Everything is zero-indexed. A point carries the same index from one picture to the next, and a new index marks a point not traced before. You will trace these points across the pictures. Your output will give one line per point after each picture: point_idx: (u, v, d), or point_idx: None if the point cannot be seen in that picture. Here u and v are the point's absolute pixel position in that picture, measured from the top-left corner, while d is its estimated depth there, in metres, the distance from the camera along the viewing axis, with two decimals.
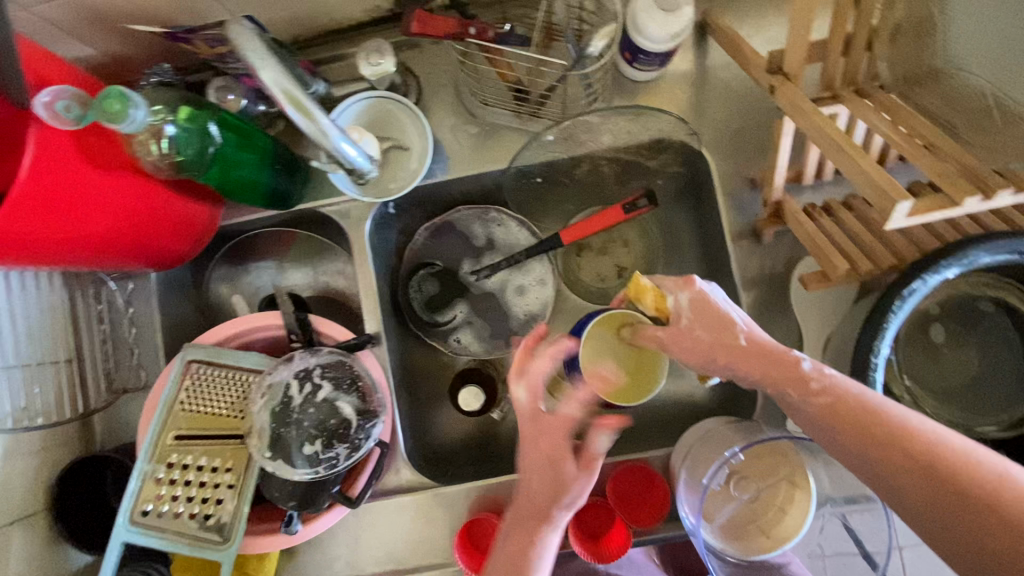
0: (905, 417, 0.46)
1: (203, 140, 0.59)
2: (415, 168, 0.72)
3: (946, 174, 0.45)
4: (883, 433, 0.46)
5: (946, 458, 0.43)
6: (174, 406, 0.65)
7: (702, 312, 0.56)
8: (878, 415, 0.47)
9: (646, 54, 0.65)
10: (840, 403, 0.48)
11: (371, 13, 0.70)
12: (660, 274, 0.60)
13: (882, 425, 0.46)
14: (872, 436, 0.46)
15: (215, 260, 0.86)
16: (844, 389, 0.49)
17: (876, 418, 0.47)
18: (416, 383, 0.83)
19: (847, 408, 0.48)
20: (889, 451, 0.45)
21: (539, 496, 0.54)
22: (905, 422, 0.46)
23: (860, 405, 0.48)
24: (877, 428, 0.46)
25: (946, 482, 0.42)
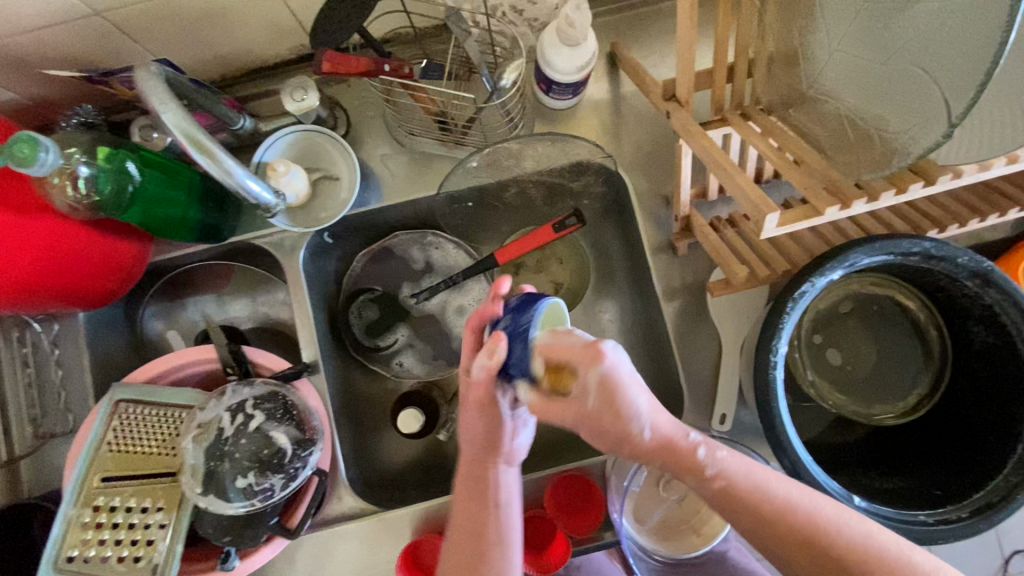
0: (811, 511, 0.46)
1: (121, 179, 0.59)
2: (345, 198, 0.74)
3: (814, 187, 0.50)
4: (790, 531, 0.46)
5: (850, 551, 0.45)
6: (100, 446, 0.64)
7: (611, 398, 0.43)
8: (774, 504, 0.46)
9: (558, 85, 0.69)
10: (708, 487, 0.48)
11: (296, 51, 0.73)
12: (554, 344, 0.43)
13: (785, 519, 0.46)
14: (761, 527, 0.47)
15: (148, 296, 0.84)
16: (736, 475, 0.47)
17: (788, 520, 0.46)
18: (360, 409, 0.83)
19: (768, 515, 0.46)
20: (775, 530, 0.46)
21: (470, 506, 0.55)
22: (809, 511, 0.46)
23: (748, 491, 0.47)
24: (777, 522, 0.46)
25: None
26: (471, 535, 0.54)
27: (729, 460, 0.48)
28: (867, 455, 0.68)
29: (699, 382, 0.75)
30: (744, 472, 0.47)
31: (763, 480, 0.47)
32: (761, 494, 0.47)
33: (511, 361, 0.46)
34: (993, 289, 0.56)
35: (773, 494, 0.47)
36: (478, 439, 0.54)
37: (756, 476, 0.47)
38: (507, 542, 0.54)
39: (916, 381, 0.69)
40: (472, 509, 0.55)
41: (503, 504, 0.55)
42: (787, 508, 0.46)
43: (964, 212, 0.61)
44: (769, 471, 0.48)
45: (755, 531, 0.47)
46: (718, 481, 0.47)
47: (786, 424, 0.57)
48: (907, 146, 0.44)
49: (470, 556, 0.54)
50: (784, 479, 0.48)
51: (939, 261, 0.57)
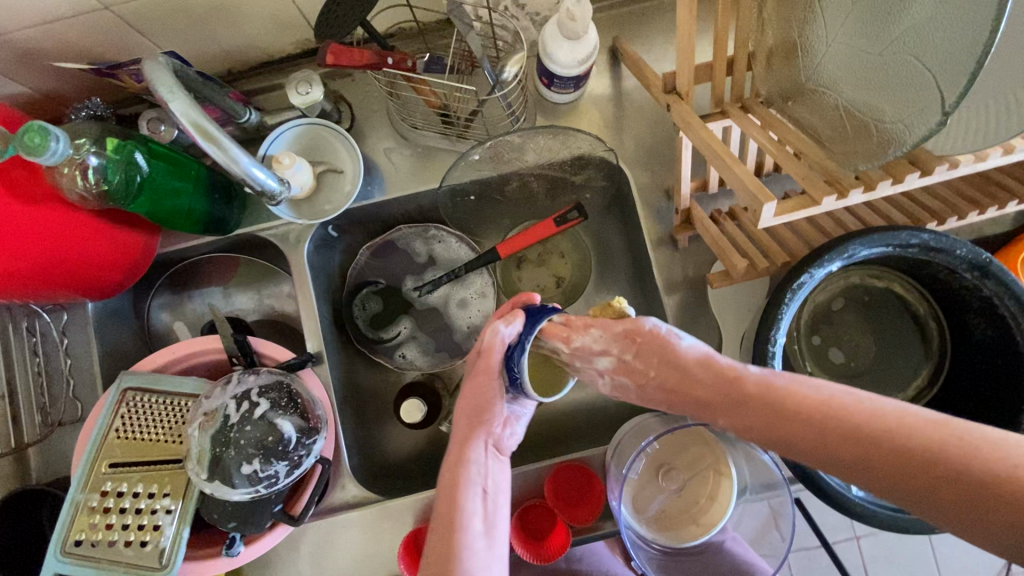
0: (888, 414, 0.41)
1: (130, 170, 0.60)
2: (349, 190, 0.75)
3: (812, 177, 0.51)
4: (843, 429, 0.42)
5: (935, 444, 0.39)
6: (109, 433, 0.65)
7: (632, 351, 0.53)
8: (835, 407, 0.43)
9: (560, 78, 0.70)
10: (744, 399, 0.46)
11: (301, 45, 0.74)
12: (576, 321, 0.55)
13: (841, 418, 0.42)
14: (816, 430, 0.43)
15: (156, 287, 0.86)
16: (800, 390, 0.44)
17: (844, 418, 0.42)
18: (363, 400, 0.84)
19: (839, 421, 0.42)
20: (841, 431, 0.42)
21: (450, 492, 0.51)
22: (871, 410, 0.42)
23: (772, 392, 0.45)
24: (835, 424, 0.42)
25: (956, 483, 0.38)
26: (448, 524, 0.49)
27: (746, 363, 0.48)
28: None
29: None
30: (765, 375, 0.46)
31: (792, 379, 0.45)
32: (798, 390, 0.44)
33: (519, 332, 0.53)
34: (991, 281, 0.56)
35: (816, 395, 0.44)
36: (473, 409, 0.55)
37: (774, 377, 0.46)
38: (489, 534, 0.49)
39: (915, 375, 0.69)
40: (455, 491, 0.51)
41: (489, 492, 0.52)
42: (836, 403, 0.43)
43: (964, 205, 0.62)
44: (795, 376, 0.46)
45: (805, 433, 0.44)
46: (757, 389, 0.46)
47: None
48: (901, 136, 0.45)
49: (442, 547, 0.48)
50: (822, 382, 0.45)
51: (938, 253, 0.57)
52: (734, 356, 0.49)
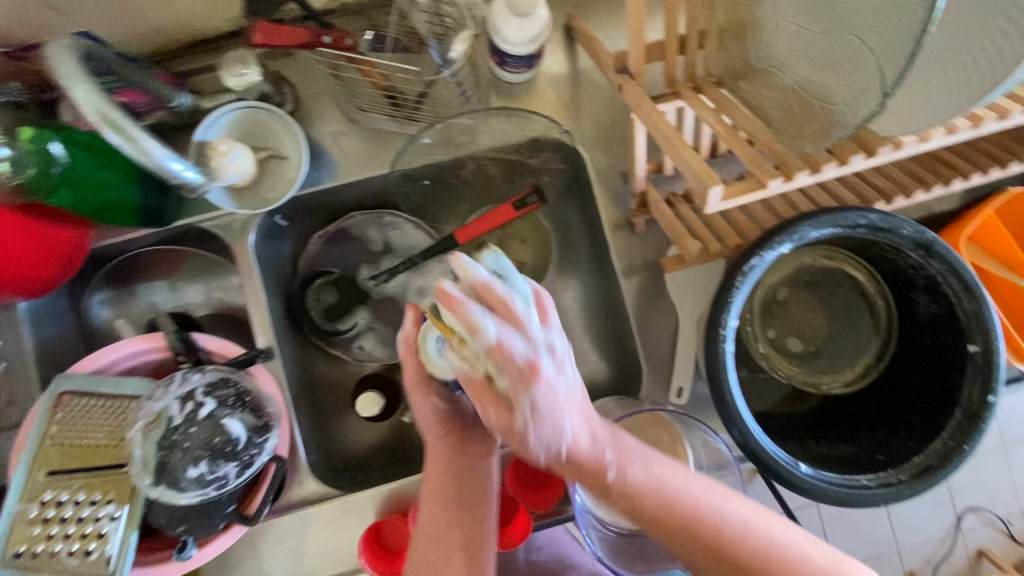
0: (717, 510, 0.47)
1: (45, 161, 0.57)
2: (293, 177, 0.71)
3: (759, 160, 0.50)
4: (715, 543, 0.46)
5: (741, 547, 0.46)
6: (44, 441, 0.62)
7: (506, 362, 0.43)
8: (680, 500, 0.46)
9: (510, 57, 0.68)
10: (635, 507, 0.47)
11: (235, 23, 0.69)
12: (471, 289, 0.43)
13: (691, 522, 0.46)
14: (715, 550, 0.46)
15: (93, 283, 0.81)
16: (648, 489, 0.46)
17: (716, 533, 0.46)
18: (321, 393, 0.82)
19: (678, 525, 0.46)
20: (690, 549, 0.46)
21: (432, 510, 0.57)
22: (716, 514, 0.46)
23: (669, 513, 0.46)
24: (728, 550, 0.46)
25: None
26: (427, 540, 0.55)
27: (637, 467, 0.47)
28: (818, 424, 0.70)
29: (658, 357, 0.76)
30: (652, 480, 0.47)
31: (672, 487, 0.47)
32: (699, 514, 0.46)
33: None
34: (935, 259, 0.57)
35: (715, 518, 0.46)
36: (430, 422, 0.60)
37: (662, 482, 0.47)
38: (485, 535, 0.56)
39: (865, 351, 0.71)
40: (444, 514, 0.56)
41: (466, 506, 0.57)
42: (716, 515, 0.46)
43: (911, 185, 0.62)
44: (665, 470, 0.48)
45: (692, 551, 0.46)
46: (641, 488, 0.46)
47: (736, 395, 0.57)
48: (845, 117, 0.44)
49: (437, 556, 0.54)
50: (693, 480, 0.48)
51: (884, 233, 0.58)
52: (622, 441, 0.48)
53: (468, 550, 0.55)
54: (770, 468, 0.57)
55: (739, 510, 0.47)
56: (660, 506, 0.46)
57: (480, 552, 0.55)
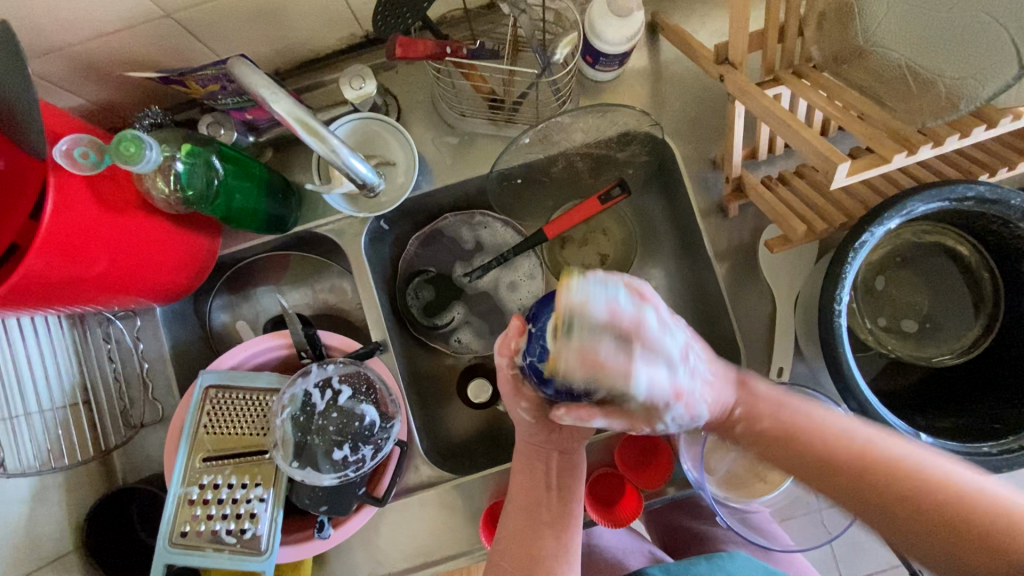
0: (851, 435, 0.50)
1: (207, 174, 0.63)
2: (402, 182, 0.76)
3: (878, 136, 0.52)
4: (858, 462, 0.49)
5: (879, 467, 0.49)
6: (198, 430, 0.68)
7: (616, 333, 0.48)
8: (814, 428, 0.51)
9: (605, 56, 0.71)
10: (757, 427, 0.52)
11: (347, 40, 0.75)
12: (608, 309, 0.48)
13: (827, 446, 0.50)
14: (856, 479, 0.49)
15: (214, 290, 0.88)
16: (772, 414, 0.52)
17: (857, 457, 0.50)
18: (425, 386, 0.87)
19: (815, 450, 0.51)
20: (832, 470, 0.50)
21: (523, 492, 0.62)
22: (846, 434, 0.50)
23: (808, 436, 0.51)
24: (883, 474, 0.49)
25: (889, 494, 0.49)
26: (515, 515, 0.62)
27: (761, 393, 0.53)
28: (922, 397, 0.71)
29: (754, 338, 0.78)
30: (779, 410, 0.52)
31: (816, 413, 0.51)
32: (841, 435, 0.50)
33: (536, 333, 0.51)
34: None
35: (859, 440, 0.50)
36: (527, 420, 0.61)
37: (793, 407, 0.53)
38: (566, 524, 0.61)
39: (969, 324, 0.71)
40: (524, 495, 0.62)
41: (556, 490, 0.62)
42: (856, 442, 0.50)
43: (1014, 155, 0.63)
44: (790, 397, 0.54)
45: (825, 476, 0.51)
46: (760, 423, 0.52)
47: (853, 367, 0.59)
48: (974, 91, 0.48)
49: (522, 532, 0.60)
50: (823, 408, 0.52)
51: (992, 205, 0.60)
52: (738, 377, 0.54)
53: (553, 527, 0.60)
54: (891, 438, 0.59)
55: (894, 440, 0.50)
56: (797, 426, 0.51)
57: (564, 530, 0.60)
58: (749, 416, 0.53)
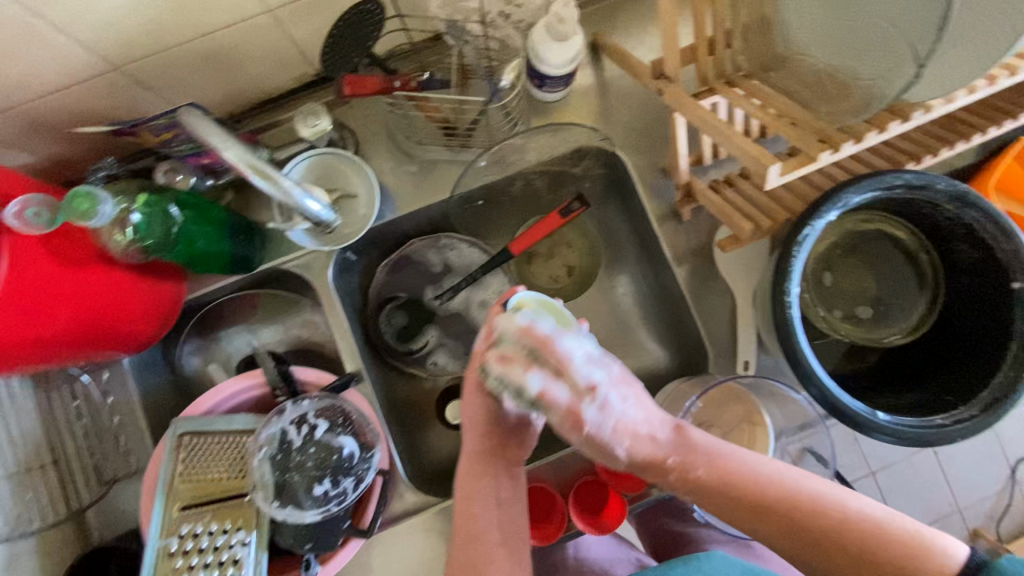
0: (773, 473, 0.57)
1: (166, 223, 0.62)
2: (365, 213, 0.77)
3: (805, 137, 0.56)
4: (767, 499, 0.56)
5: (792, 504, 0.55)
6: (173, 479, 0.66)
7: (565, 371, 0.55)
8: (733, 468, 0.57)
9: (552, 78, 0.74)
10: (690, 472, 0.58)
11: (299, 79, 0.77)
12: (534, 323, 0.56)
13: (743, 482, 0.56)
14: (766, 511, 0.55)
15: (183, 335, 0.87)
16: (702, 454, 0.58)
17: (774, 492, 0.56)
18: (405, 411, 0.87)
19: (737, 485, 0.57)
20: (749, 502, 0.56)
21: (467, 518, 0.59)
22: (769, 476, 0.56)
23: (746, 488, 0.56)
24: (807, 519, 0.54)
25: (799, 526, 0.54)
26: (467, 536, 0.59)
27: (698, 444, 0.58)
28: (879, 377, 0.75)
29: (719, 335, 0.80)
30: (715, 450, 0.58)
31: (751, 464, 0.57)
32: (755, 475, 0.56)
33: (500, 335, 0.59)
34: (972, 209, 0.63)
35: (788, 490, 0.55)
36: (480, 428, 0.61)
37: (727, 453, 0.58)
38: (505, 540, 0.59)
39: (916, 304, 0.76)
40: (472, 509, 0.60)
41: (503, 503, 0.61)
42: (778, 480, 0.56)
43: (936, 144, 0.67)
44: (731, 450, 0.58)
45: (738, 509, 0.57)
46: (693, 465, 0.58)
47: (809, 355, 0.62)
48: (883, 91, 0.51)
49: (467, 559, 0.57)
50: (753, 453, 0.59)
51: (922, 190, 0.63)
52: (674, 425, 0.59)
53: (506, 546, 0.58)
54: (851, 420, 0.62)
55: (809, 480, 0.56)
56: (727, 470, 0.57)
57: (514, 544, 0.59)
58: (682, 460, 0.58)
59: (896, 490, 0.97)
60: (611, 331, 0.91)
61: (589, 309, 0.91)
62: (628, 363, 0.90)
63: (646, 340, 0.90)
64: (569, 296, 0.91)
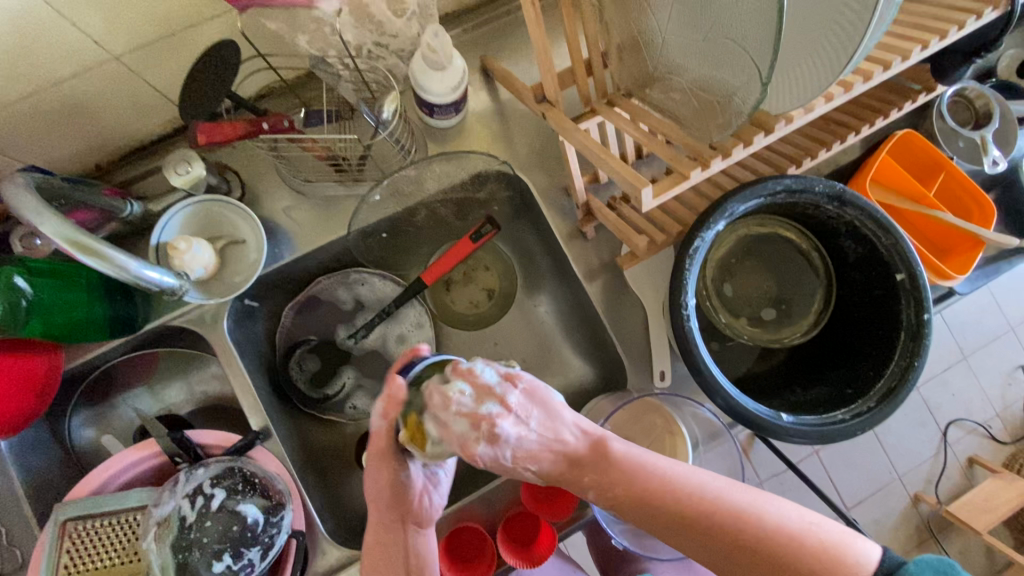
0: (691, 483, 0.48)
1: (11, 297, 0.58)
2: (254, 259, 0.73)
3: (677, 156, 0.56)
4: (684, 509, 0.47)
5: (713, 516, 0.47)
6: (58, 570, 0.62)
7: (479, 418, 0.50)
8: (653, 479, 0.48)
9: (439, 106, 0.72)
10: (608, 486, 0.49)
11: (170, 123, 0.72)
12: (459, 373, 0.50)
13: (661, 495, 0.48)
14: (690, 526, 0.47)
15: (70, 407, 0.79)
16: (619, 465, 0.49)
17: (691, 502, 0.47)
18: (326, 460, 0.83)
19: (653, 497, 0.48)
20: (662, 517, 0.48)
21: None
22: (689, 484, 0.48)
23: (666, 498, 0.48)
24: (728, 529, 0.47)
25: (723, 539, 0.46)
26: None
27: (615, 455, 0.49)
28: (790, 374, 0.76)
29: (637, 348, 0.80)
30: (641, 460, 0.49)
31: (671, 471, 0.49)
32: (672, 485, 0.48)
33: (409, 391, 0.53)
34: (850, 207, 0.65)
35: (708, 495, 0.48)
36: (381, 495, 0.54)
37: (647, 461, 0.49)
38: None
39: (815, 300, 0.78)
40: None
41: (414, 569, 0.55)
42: (696, 490, 0.48)
43: (815, 146, 0.69)
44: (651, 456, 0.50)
45: (658, 525, 0.48)
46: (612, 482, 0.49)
47: (712, 366, 0.62)
48: (740, 108, 0.51)
49: None
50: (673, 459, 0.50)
51: (801, 193, 0.65)
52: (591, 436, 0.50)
53: None
54: (759, 426, 0.62)
55: (731, 487, 0.48)
56: (647, 484, 0.48)
57: None
58: (599, 475, 0.49)
59: (839, 467, 1.00)
60: (534, 353, 0.89)
61: (511, 333, 0.90)
62: (555, 383, 0.89)
63: (570, 358, 0.89)
64: (490, 321, 0.89)
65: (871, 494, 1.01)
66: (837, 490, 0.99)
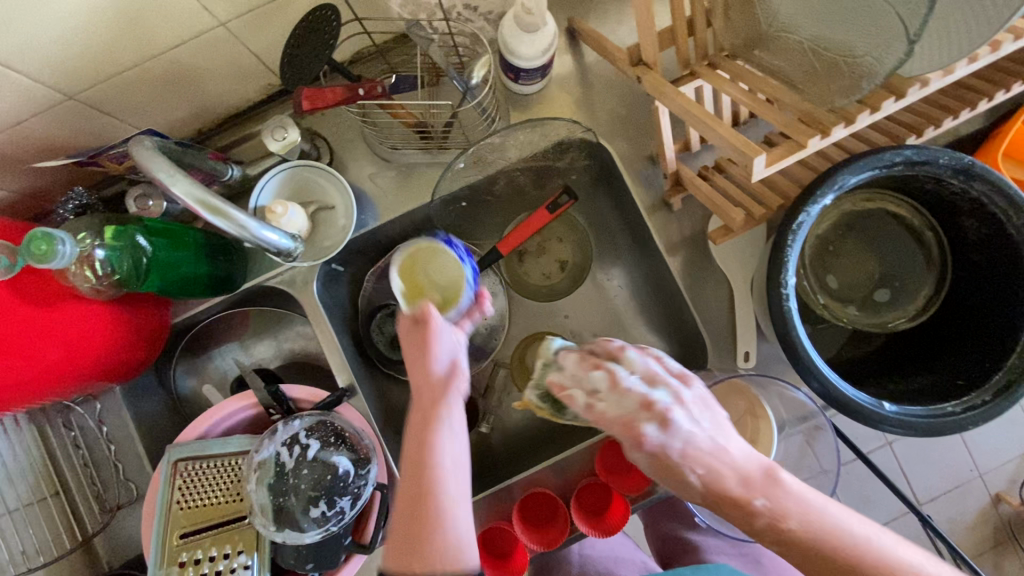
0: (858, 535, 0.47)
1: (134, 253, 0.62)
2: (344, 224, 0.75)
3: (792, 122, 0.52)
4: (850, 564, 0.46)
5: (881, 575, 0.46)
6: (171, 506, 0.66)
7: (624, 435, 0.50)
8: (826, 531, 0.47)
9: (526, 71, 0.71)
10: (782, 527, 0.47)
11: (265, 91, 0.75)
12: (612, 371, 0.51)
13: (835, 551, 0.47)
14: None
15: (175, 356, 0.85)
16: (786, 508, 0.47)
17: (857, 556, 0.47)
18: (400, 420, 0.86)
19: (819, 546, 0.47)
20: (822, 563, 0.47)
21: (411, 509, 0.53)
22: (861, 539, 0.47)
23: (846, 553, 0.46)
24: None
25: None
26: (415, 530, 0.52)
27: (790, 494, 0.48)
28: (887, 362, 0.72)
29: (717, 326, 0.78)
30: (808, 510, 0.48)
31: (829, 519, 0.48)
32: (835, 535, 0.47)
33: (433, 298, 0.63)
34: (977, 181, 0.58)
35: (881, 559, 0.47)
36: (424, 402, 0.56)
37: (817, 509, 0.48)
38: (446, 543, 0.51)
39: (921, 285, 0.73)
40: (410, 507, 0.53)
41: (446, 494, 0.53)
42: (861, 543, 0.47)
43: (938, 114, 0.63)
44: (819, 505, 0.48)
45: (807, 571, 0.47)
46: (788, 523, 0.47)
47: (809, 347, 0.59)
48: (873, 69, 0.47)
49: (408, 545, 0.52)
50: (836, 505, 0.49)
51: (922, 166, 0.59)
52: (765, 467, 0.49)
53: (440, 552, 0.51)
54: (856, 413, 0.59)
55: (890, 539, 0.48)
56: (813, 535, 0.47)
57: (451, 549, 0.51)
58: (771, 502, 0.48)
59: (911, 457, 0.95)
60: (607, 327, 0.88)
61: (584, 306, 0.89)
62: None
63: (643, 335, 0.87)
64: (564, 292, 0.88)
65: (946, 489, 0.95)
66: (908, 481, 0.94)
